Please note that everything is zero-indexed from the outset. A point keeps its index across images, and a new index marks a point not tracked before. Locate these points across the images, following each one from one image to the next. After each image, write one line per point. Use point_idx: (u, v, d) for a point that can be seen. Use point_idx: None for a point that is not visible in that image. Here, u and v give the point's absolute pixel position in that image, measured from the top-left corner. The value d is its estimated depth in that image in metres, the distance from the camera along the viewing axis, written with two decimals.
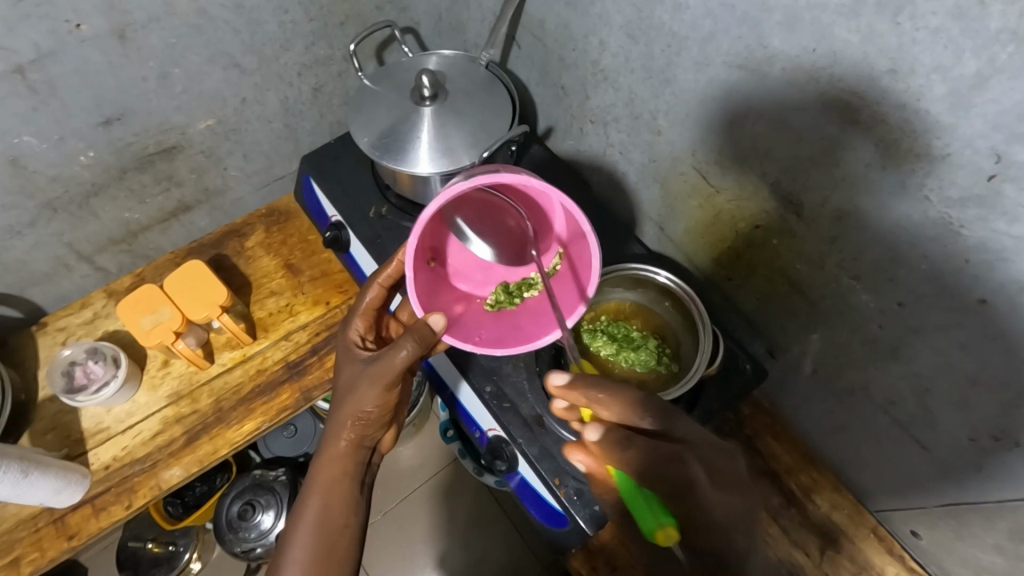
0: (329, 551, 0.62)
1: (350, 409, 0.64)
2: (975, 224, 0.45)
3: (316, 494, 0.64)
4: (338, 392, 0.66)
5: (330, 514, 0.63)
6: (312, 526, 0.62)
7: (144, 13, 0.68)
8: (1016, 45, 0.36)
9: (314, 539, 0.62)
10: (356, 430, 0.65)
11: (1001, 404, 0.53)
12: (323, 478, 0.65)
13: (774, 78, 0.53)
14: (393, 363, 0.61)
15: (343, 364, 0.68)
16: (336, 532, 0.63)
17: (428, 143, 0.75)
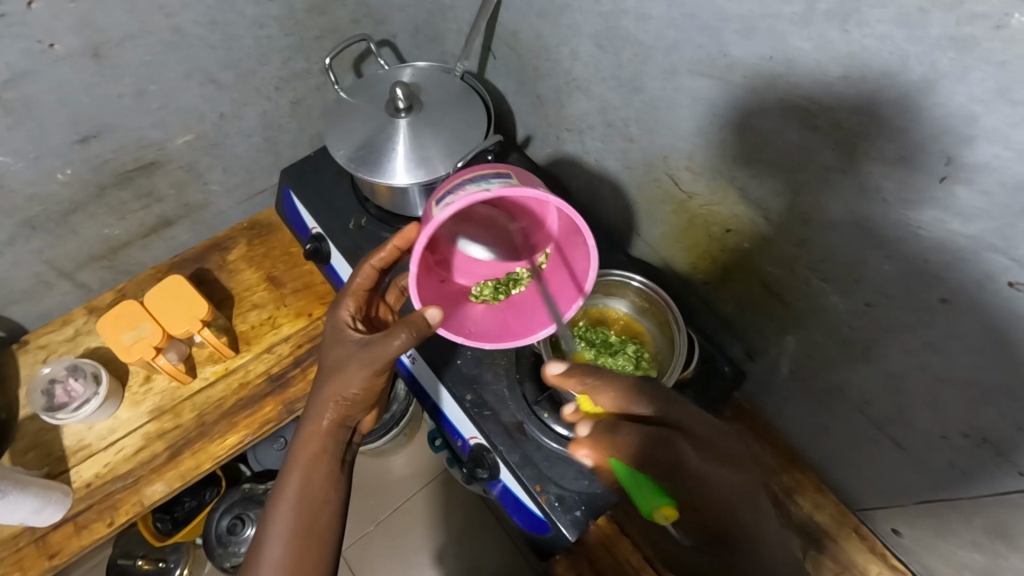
0: (310, 525, 0.62)
1: (335, 390, 0.63)
2: (931, 225, 0.46)
3: (298, 468, 0.64)
4: (324, 371, 0.64)
5: (310, 489, 0.63)
6: (293, 500, 0.62)
7: (118, 32, 0.69)
8: (957, 51, 0.37)
9: (295, 514, 0.62)
10: (340, 411, 0.64)
11: (969, 402, 0.53)
12: (305, 454, 0.64)
13: (736, 85, 0.54)
14: (385, 349, 0.60)
15: (330, 344, 0.66)
16: (316, 506, 0.63)
17: (403, 154, 0.76)
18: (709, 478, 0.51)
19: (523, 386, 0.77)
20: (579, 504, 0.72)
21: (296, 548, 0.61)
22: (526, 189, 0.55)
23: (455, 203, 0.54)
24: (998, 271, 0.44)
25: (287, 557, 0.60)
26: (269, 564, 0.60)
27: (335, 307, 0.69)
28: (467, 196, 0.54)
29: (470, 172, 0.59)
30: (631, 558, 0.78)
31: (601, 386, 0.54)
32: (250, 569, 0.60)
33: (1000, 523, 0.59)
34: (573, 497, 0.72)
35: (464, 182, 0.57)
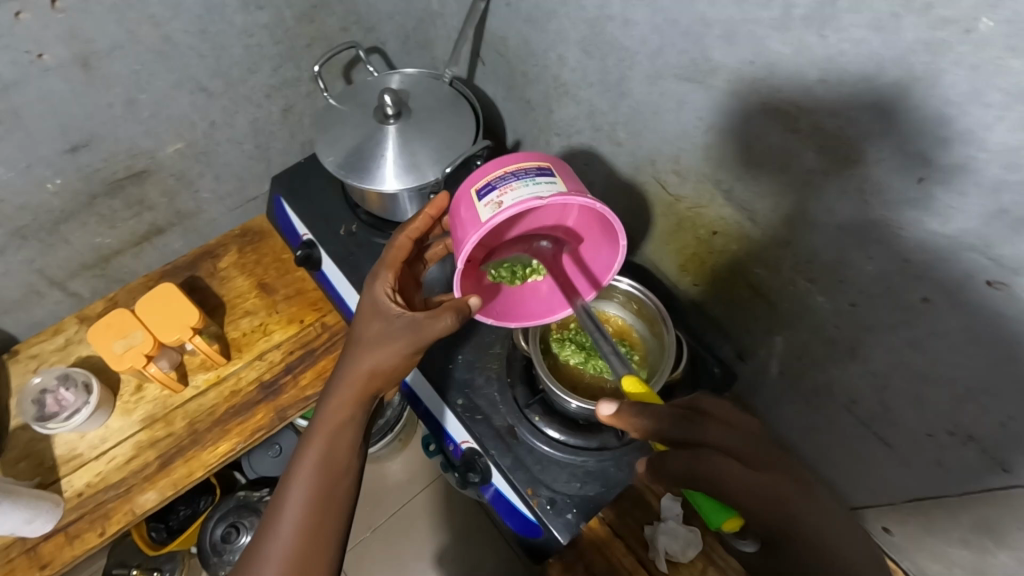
0: (331, 493, 0.59)
1: (373, 360, 0.62)
2: (911, 225, 0.46)
3: (323, 434, 0.61)
4: (362, 340, 0.63)
5: (334, 457, 0.60)
6: (315, 465, 0.59)
7: (107, 41, 0.69)
8: (930, 55, 0.38)
9: (316, 478, 0.59)
10: (371, 384, 0.63)
11: (953, 400, 0.54)
12: (331, 420, 0.62)
13: (719, 89, 0.55)
14: (427, 326, 0.61)
15: (367, 316, 0.65)
16: (338, 473, 0.60)
17: (392, 160, 0.77)
18: (749, 490, 0.49)
19: (516, 390, 0.78)
20: (570, 507, 0.72)
21: (315, 513, 0.58)
22: (576, 197, 0.55)
23: (507, 208, 0.55)
24: (976, 270, 0.45)
25: (306, 521, 0.57)
26: (286, 526, 0.57)
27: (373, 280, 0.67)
28: (521, 204, 0.55)
29: (511, 163, 0.58)
30: (625, 560, 0.77)
31: (640, 417, 0.54)
32: (267, 530, 0.58)
33: (987, 520, 0.59)
34: (564, 500, 0.73)
35: (510, 177, 0.57)
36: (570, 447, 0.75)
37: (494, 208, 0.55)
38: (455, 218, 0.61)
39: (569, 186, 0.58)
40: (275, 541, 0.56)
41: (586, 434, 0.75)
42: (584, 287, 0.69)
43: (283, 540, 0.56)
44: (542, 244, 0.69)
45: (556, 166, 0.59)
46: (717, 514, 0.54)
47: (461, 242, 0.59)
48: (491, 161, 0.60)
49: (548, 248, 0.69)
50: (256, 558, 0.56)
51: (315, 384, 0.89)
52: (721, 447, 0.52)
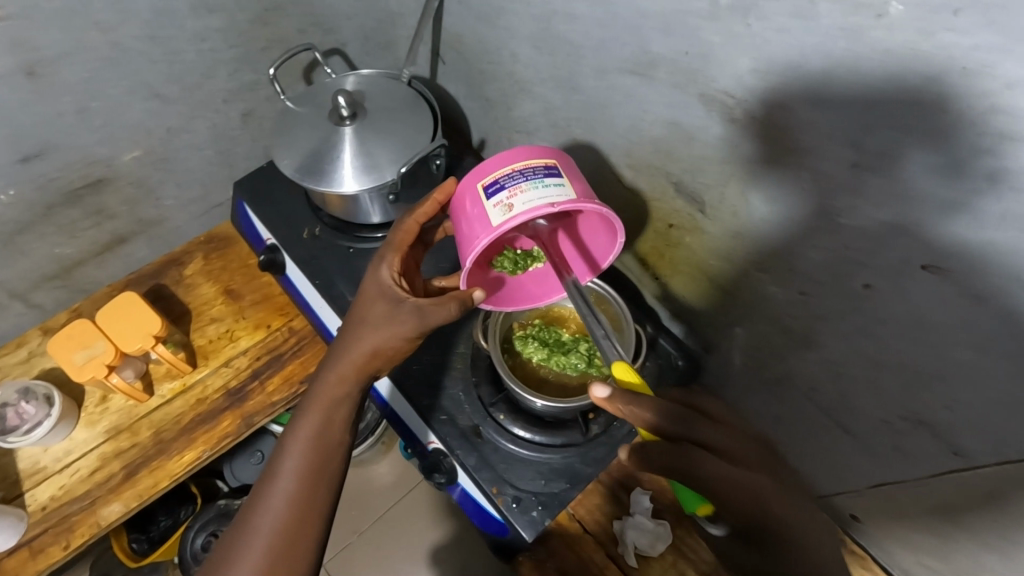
0: (323, 467, 0.60)
1: (374, 341, 0.61)
2: (848, 212, 0.46)
3: (320, 410, 0.61)
4: (367, 321, 0.62)
5: (327, 432, 0.61)
6: (309, 439, 0.60)
7: (53, 49, 0.68)
8: (848, 40, 0.38)
9: (311, 453, 0.60)
10: (372, 365, 0.63)
11: (903, 386, 0.54)
12: (329, 396, 0.62)
13: (661, 81, 0.54)
14: (429, 314, 0.61)
15: (370, 296, 0.64)
16: (331, 450, 0.61)
17: (350, 161, 0.76)
18: (735, 489, 0.48)
19: (481, 389, 0.77)
20: (535, 505, 0.72)
21: (307, 486, 0.59)
22: (586, 203, 0.55)
23: (518, 213, 0.54)
24: (912, 255, 0.44)
25: (298, 493, 0.58)
26: (278, 497, 0.58)
27: (378, 264, 0.66)
28: (532, 211, 0.54)
29: (518, 159, 0.57)
30: (596, 556, 0.76)
31: (639, 409, 0.50)
32: (259, 498, 0.59)
33: (945, 505, 0.59)
34: (530, 498, 0.72)
35: (518, 177, 0.56)
36: (535, 445, 0.74)
37: (504, 212, 0.55)
38: (458, 213, 0.60)
39: (577, 187, 0.57)
40: (266, 510, 0.58)
41: (551, 431, 0.74)
42: (582, 270, 0.69)
43: (275, 510, 0.58)
44: (539, 223, 0.65)
45: (562, 163, 0.58)
46: (690, 499, 0.52)
47: (467, 241, 0.59)
48: (497, 154, 0.58)
49: (545, 227, 0.66)
50: (247, 526, 0.57)
51: (282, 390, 0.88)
52: (706, 443, 0.51)
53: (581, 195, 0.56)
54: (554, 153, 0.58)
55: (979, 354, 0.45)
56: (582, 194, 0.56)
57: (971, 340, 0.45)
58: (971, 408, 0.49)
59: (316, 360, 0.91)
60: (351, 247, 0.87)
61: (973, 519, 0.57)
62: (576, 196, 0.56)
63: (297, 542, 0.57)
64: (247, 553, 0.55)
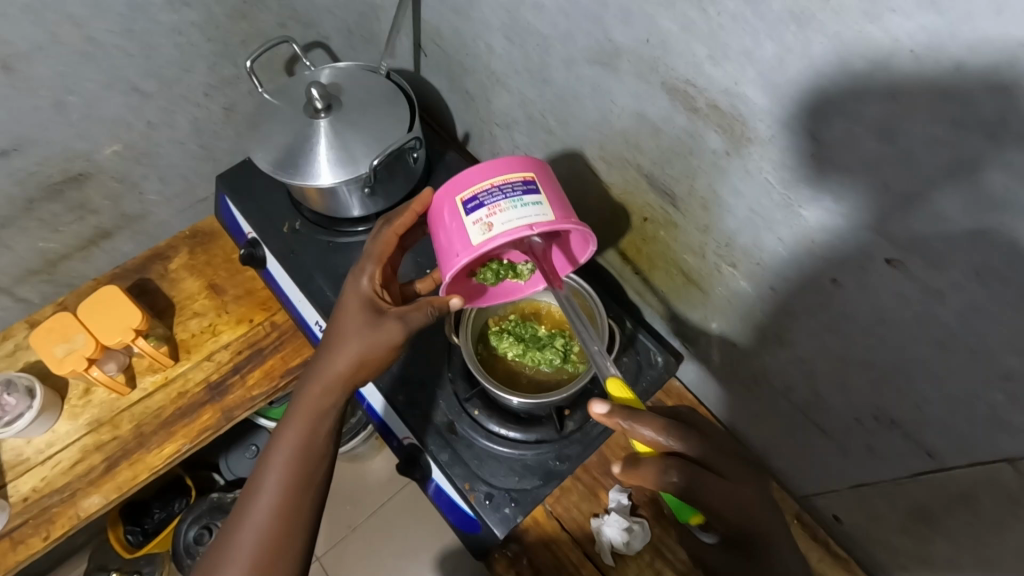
0: (308, 479, 0.59)
1: (360, 351, 0.60)
2: (810, 204, 0.45)
3: (304, 421, 0.60)
4: (349, 331, 0.60)
5: (311, 444, 0.59)
6: (292, 454, 0.58)
7: (26, 43, 0.69)
8: (797, 25, 0.37)
9: (295, 465, 0.58)
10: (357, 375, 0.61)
11: (873, 383, 0.52)
12: (312, 407, 0.60)
13: (624, 71, 0.53)
14: (412, 323, 0.62)
15: (352, 306, 0.63)
16: (315, 462, 0.59)
17: (323, 155, 0.76)
18: (730, 502, 0.48)
19: (457, 384, 0.77)
20: (508, 502, 0.71)
21: (292, 498, 0.58)
22: (563, 224, 0.55)
23: (496, 233, 0.54)
24: (875, 250, 0.43)
25: (282, 507, 0.57)
26: (262, 511, 0.57)
27: (357, 276, 0.65)
28: (511, 232, 0.54)
29: (497, 174, 0.56)
30: (572, 555, 0.75)
31: (639, 425, 0.50)
32: (241, 512, 0.57)
33: (923, 508, 0.57)
34: (502, 495, 0.72)
35: (497, 194, 0.55)
36: (510, 441, 0.74)
37: (484, 230, 0.55)
38: (437, 225, 0.59)
39: (555, 205, 0.57)
40: (250, 525, 0.56)
41: (526, 427, 0.74)
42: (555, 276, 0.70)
43: (259, 525, 0.56)
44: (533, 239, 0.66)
45: (540, 178, 0.58)
46: (683, 512, 0.54)
47: (445, 255, 0.58)
48: (476, 167, 0.57)
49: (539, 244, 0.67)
50: (231, 540, 0.56)
51: (262, 384, 0.88)
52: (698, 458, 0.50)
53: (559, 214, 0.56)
54: (532, 167, 0.58)
55: (943, 350, 0.44)
56: (560, 212, 0.57)
57: (934, 336, 0.44)
58: (936, 406, 0.48)
59: (297, 355, 0.90)
60: (331, 241, 0.87)
61: (946, 521, 0.55)
62: (554, 215, 0.56)
63: (281, 556, 0.56)
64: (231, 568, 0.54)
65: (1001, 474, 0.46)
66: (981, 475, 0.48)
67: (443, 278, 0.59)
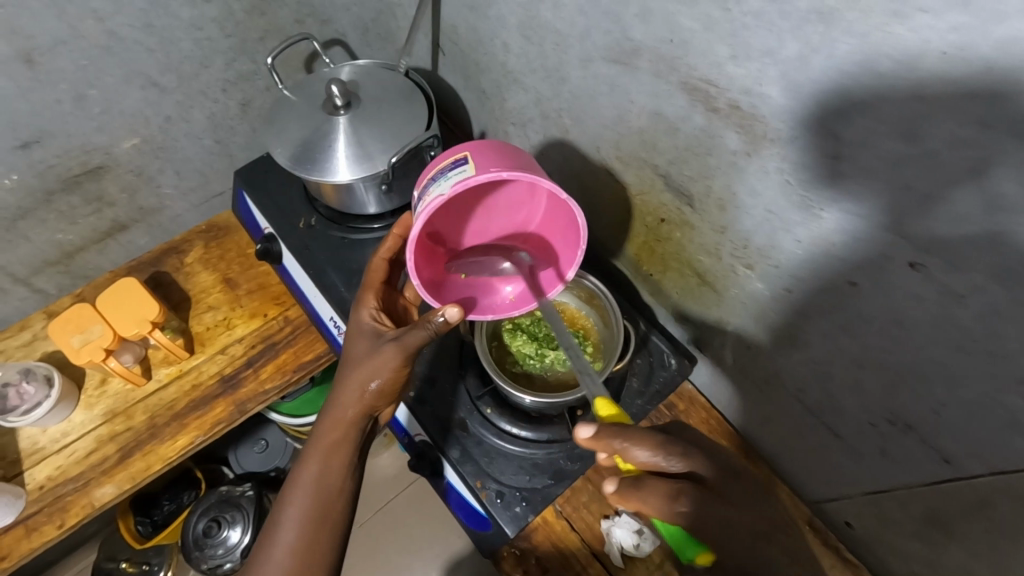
0: (325, 512, 0.60)
1: (361, 379, 0.62)
2: (830, 206, 0.45)
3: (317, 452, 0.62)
4: (351, 361, 0.64)
5: (325, 477, 0.61)
6: (308, 485, 0.60)
7: (49, 37, 0.70)
8: (823, 24, 0.37)
9: (310, 498, 0.60)
10: (363, 403, 0.63)
11: (888, 387, 0.52)
12: (325, 439, 0.62)
13: (643, 70, 0.53)
14: (409, 344, 0.61)
15: (354, 340, 0.66)
16: (331, 495, 0.61)
17: (342, 151, 0.76)
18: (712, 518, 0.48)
19: (468, 382, 0.77)
20: (518, 500, 0.71)
21: (308, 531, 0.59)
22: (482, 175, 0.52)
23: (423, 212, 0.55)
24: (896, 253, 0.43)
25: (300, 540, 0.58)
26: (280, 548, 0.58)
27: (358, 312, 0.68)
28: (428, 206, 0.54)
29: (432, 170, 0.59)
30: (580, 555, 0.74)
31: (631, 446, 0.49)
32: (262, 548, 0.59)
33: (937, 514, 0.56)
34: (512, 493, 0.72)
35: (431, 183, 0.57)
36: (521, 440, 0.74)
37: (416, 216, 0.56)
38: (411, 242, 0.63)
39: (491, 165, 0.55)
40: (271, 559, 0.57)
41: (536, 426, 0.74)
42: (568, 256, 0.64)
43: (278, 560, 0.57)
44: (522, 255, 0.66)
45: (473, 151, 0.56)
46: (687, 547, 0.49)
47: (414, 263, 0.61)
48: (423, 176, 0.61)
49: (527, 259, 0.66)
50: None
51: (275, 378, 0.89)
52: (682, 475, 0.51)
53: (482, 168, 0.54)
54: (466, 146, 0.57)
55: (961, 354, 0.43)
56: (488, 168, 0.54)
57: (954, 340, 0.43)
58: (954, 412, 0.47)
59: (309, 351, 0.91)
60: (344, 237, 0.88)
61: (961, 528, 0.54)
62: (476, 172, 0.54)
63: None
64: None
65: (1020, 482, 0.45)
66: (999, 482, 0.47)
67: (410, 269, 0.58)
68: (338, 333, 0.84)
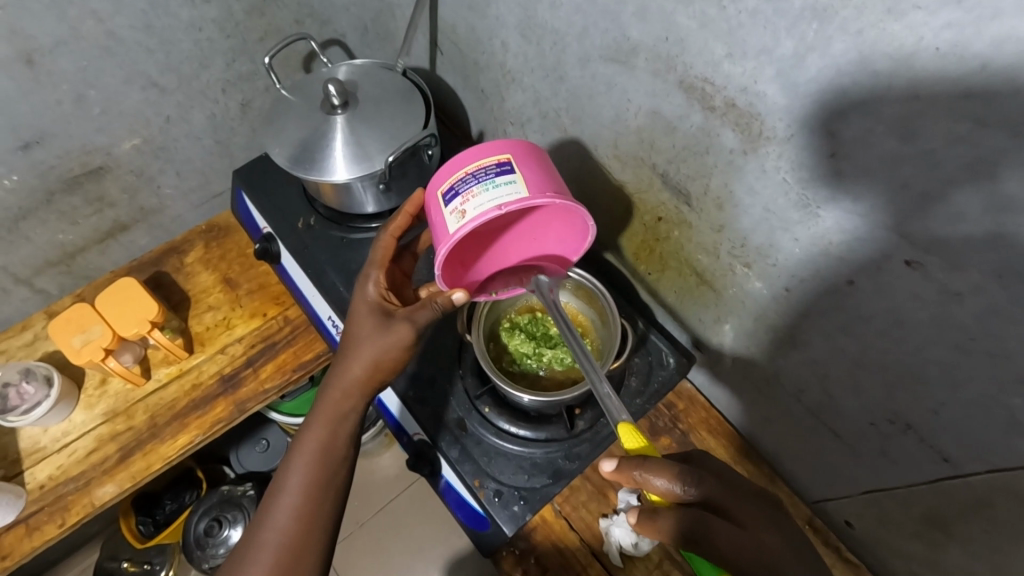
0: (328, 481, 0.60)
1: (371, 352, 0.61)
2: (828, 204, 0.45)
3: (324, 419, 0.61)
4: (361, 332, 0.62)
5: (330, 446, 0.61)
6: (312, 453, 0.60)
7: (49, 38, 0.70)
8: (818, 22, 0.37)
9: (314, 466, 0.59)
10: (371, 376, 0.62)
11: (887, 386, 0.52)
12: (333, 411, 0.62)
13: (640, 69, 0.53)
14: (421, 322, 0.62)
15: (361, 311, 0.64)
16: (335, 464, 0.61)
17: (339, 151, 0.76)
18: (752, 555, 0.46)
19: (466, 381, 0.77)
20: (516, 499, 0.72)
21: (310, 500, 0.59)
22: (538, 198, 0.53)
23: (472, 218, 0.53)
24: (893, 251, 0.43)
25: (303, 509, 0.58)
26: (283, 514, 0.58)
27: (363, 283, 0.66)
28: (482, 216, 0.52)
29: (470, 162, 0.55)
30: (579, 555, 0.74)
31: (652, 476, 0.48)
32: (263, 514, 0.58)
33: (936, 513, 0.56)
34: (510, 492, 0.72)
35: (470, 181, 0.54)
36: (519, 439, 0.74)
37: (459, 219, 0.53)
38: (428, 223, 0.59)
39: (537, 181, 0.55)
40: (273, 525, 0.57)
41: (535, 425, 0.74)
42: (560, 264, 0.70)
43: (281, 526, 0.57)
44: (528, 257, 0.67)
45: (518, 158, 0.55)
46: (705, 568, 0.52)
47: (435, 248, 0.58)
48: (450, 160, 0.57)
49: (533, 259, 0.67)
50: (254, 541, 0.57)
51: (274, 378, 0.89)
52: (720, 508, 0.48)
53: (533, 188, 0.54)
54: (510, 147, 0.56)
55: (960, 354, 0.43)
56: (540, 188, 0.54)
57: (952, 339, 0.43)
58: (953, 411, 0.47)
59: (309, 350, 0.91)
60: (343, 237, 0.88)
61: (961, 528, 0.54)
62: (528, 191, 0.53)
63: (301, 557, 0.57)
64: (255, 568, 0.55)
65: (1018, 480, 0.45)
66: (998, 482, 0.47)
67: (435, 263, 0.57)
68: (337, 333, 0.84)
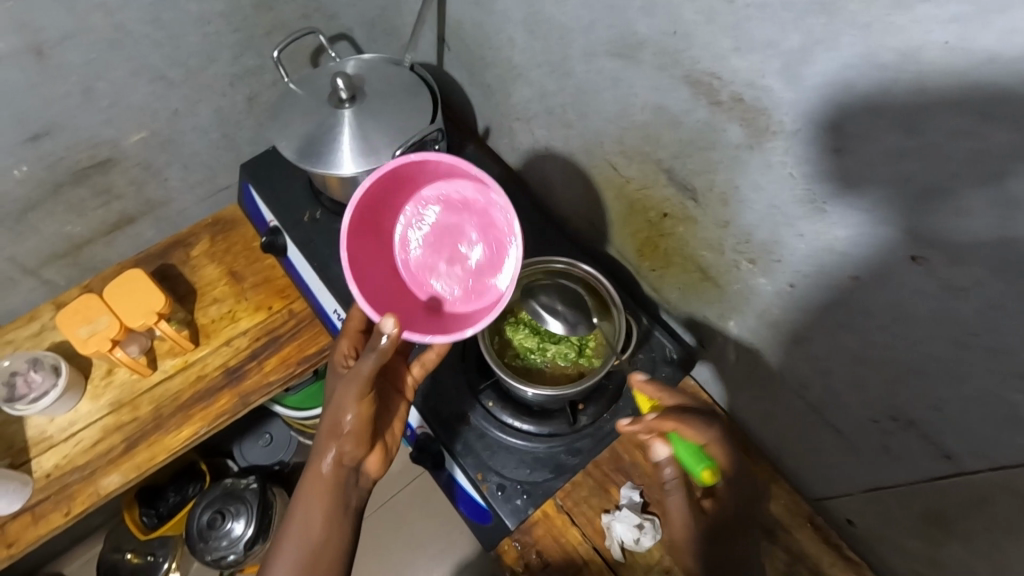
0: (315, 563, 0.61)
1: (330, 429, 0.63)
2: (833, 199, 0.45)
3: (304, 505, 0.63)
4: (325, 411, 0.64)
5: (312, 530, 0.62)
6: (294, 541, 0.62)
7: (59, 30, 0.70)
8: (826, 15, 0.37)
9: (296, 554, 0.61)
10: (336, 451, 0.63)
11: (890, 383, 0.52)
12: (314, 489, 0.63)
13: (646, 64, 0.53)
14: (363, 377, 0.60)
15: (332, 387, 0.68)
16: (319, 548, 0.62)
17: (345, 144, 0.76)
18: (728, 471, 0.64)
19: (471, 375, 0.78)
20: (519, 494, 0.72)
21: None
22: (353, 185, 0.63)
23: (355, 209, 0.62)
24: (898, 246, 0.43)
25: None
26: None
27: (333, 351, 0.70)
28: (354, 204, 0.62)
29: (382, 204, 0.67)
30: (580, 549, 0.74)
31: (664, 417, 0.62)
32: None
33: (936, 511, 0.56)
34: (513, 486, 0.72)
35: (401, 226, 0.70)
36: (522, 433, 0.74)
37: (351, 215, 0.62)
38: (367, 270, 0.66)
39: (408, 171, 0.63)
40: None
41: (539, 420, 0.74)
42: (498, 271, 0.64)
43: None
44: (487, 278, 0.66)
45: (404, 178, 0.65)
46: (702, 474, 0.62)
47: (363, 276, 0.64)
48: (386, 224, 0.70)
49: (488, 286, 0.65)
50: None
51: (279, 370, 0.89)
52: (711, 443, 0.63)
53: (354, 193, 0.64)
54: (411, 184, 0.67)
55: (963, 351, 0.43)
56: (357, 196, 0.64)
57: (954, 335, 0.43)
58: (955, 408, 0.47)
59: (313, 343, 0.92)
60: None
61: (962, 526, 0.54)
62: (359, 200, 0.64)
63: None
64: None
65: (1019, 478, 0.45)
66: (999, 479, 0.47)
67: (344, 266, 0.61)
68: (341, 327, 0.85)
